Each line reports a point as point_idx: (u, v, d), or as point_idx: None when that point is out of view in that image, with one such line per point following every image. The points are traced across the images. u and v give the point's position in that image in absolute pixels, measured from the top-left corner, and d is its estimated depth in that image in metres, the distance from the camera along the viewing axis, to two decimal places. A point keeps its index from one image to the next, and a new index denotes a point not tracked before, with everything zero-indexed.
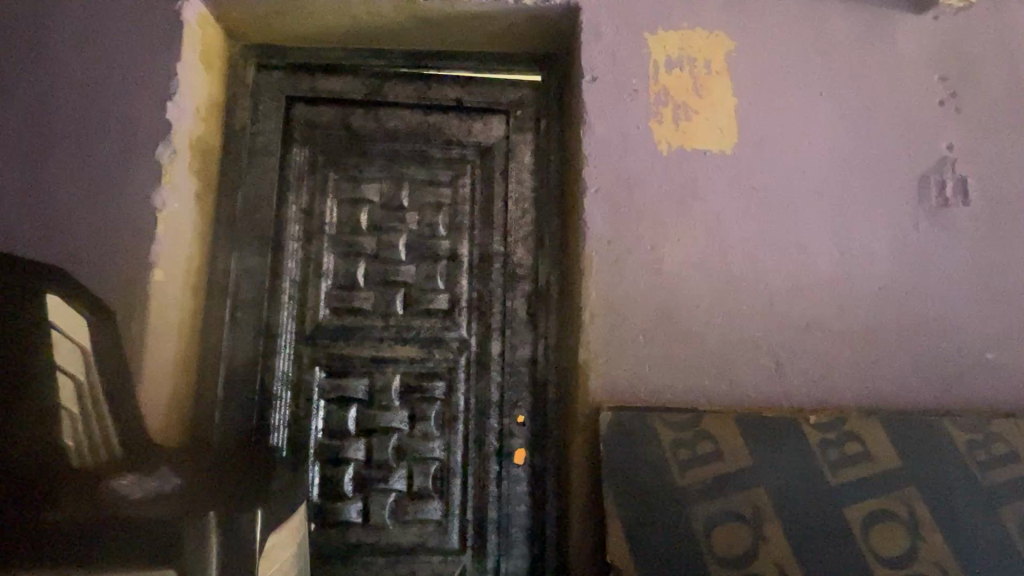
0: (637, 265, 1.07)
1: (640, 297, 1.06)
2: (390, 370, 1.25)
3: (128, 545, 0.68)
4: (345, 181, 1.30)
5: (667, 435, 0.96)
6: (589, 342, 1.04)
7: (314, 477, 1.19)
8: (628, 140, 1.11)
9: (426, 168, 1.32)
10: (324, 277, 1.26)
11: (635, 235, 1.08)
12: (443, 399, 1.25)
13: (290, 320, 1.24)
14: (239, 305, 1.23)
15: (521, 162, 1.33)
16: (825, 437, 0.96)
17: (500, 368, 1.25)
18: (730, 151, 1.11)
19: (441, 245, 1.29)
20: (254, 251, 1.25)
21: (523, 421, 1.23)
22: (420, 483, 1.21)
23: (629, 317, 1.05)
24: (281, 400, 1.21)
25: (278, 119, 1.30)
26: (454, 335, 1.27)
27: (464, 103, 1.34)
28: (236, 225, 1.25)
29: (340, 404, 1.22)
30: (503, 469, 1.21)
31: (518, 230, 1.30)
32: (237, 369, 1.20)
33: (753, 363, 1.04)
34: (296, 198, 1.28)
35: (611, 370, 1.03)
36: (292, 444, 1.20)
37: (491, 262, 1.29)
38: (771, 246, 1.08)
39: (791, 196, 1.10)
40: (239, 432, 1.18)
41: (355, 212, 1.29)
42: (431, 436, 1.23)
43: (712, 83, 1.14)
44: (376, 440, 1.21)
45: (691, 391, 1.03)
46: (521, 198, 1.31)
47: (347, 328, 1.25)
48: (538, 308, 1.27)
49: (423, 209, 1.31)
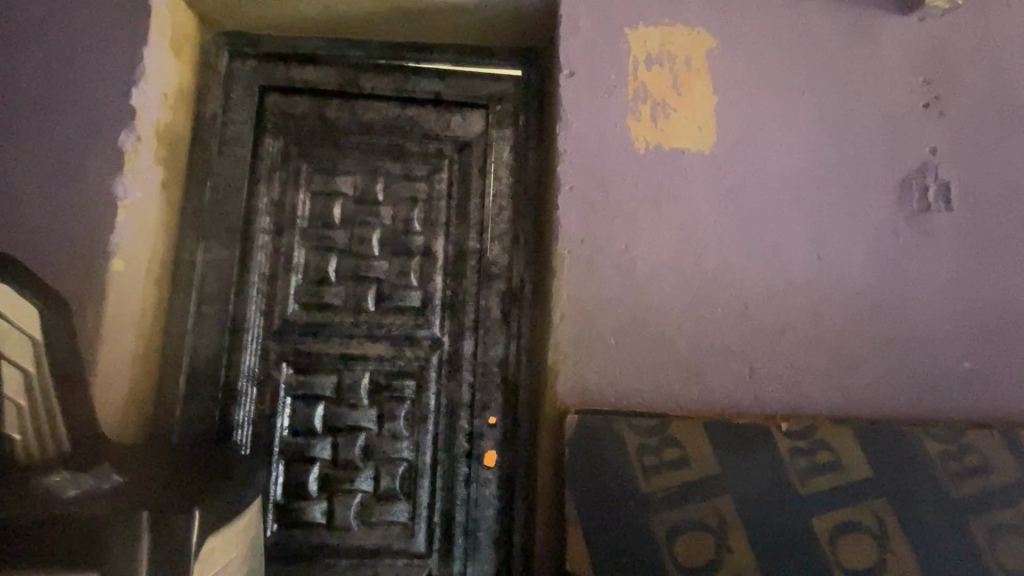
0: (610, 265, 1.04)
1: (612, 298, 1.03)
2: (359, 368, 1.22)
3: (71, 538, 0.67)
4: (319, 174, 1.28)
5: (634, 440, 0.93)
6: (559, 343, 1.01)
7: (278, 477, 1.17)
8: (604, 137, 1.09)
9: (401, 162, 1.30)
10: (294, 272, 1.24)
11: (609, 234, 1.05)
12: (413, 398, 1.22)
13: (257, 315, 1.21)
14: (205, 298, 1.20)
15: (499, 158, 1.30)
16: (795, 445, 0.93)
17: (471, 368, 1.23)
18: (708, 150, 1.09)
19: (415, 242, 1.27)
20: (222, 243, 1.22)
21: (494, 423, 1.20)
22: (387, 484, 1.18)
23: (601, 318, 1.02)
24: (246, 396, 1.18)
25: (251, 109, 1.28)
26: (426, 333, 1.24)
27: (442, 97, 1.32)
28: (204, 216, 1.22)
29: (307, 402, 1.20)
30: (473, 471, 1.18)
31: (495, 227, 1.28)
32: (201, 364, 1.17)
33: (726, 367, 1.02)
34: (268, 190, 1.26)
35: (581, 372, 1.00)
36: (257, 442, 1.17)
37: (466, 260, 1.27)
38: (747, 249, 1.06)
39: (770, 199, 1.08)
40: (201, 428, 1.15)
41: (328, 206, 1.27)
42: (400, 436, 1.20)
43: (691, 80, 1.11)
44: (342, 439, 1.18)
45: (661, 396, 1.00)
46: (498, 195, 1.29)
47: (316, 324, 1.22)
48: (512, 306, 1.24)
49: (398, 203, 1.28)
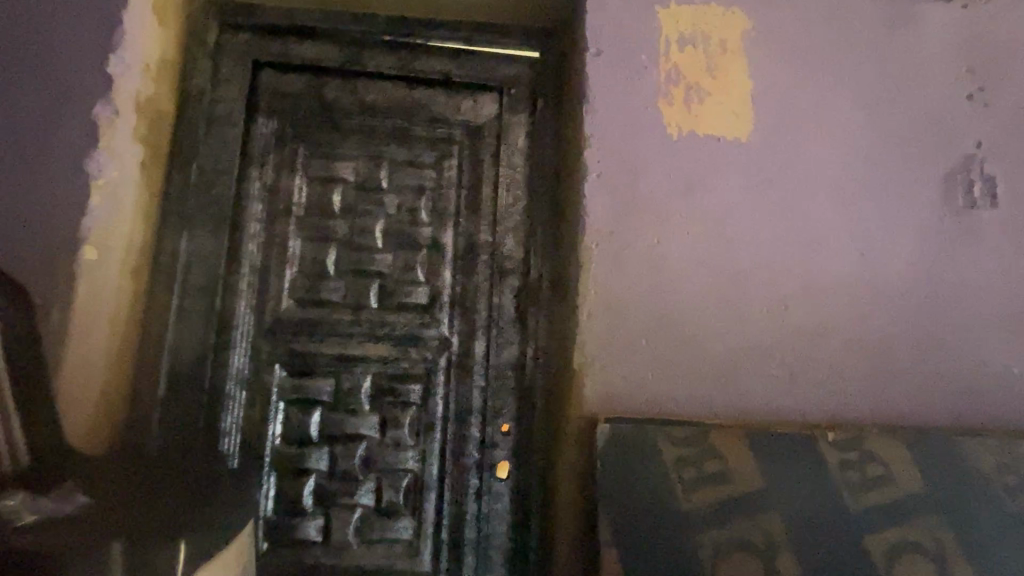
0: (640, 259, 0.96)
1: (643, 296, 0.94)
2: (359, 370, 1.11)
3: None
4: (317, 158, 1.17)
5: (671, 452, 0.84)
6: (585, 344, 0.93)
7: (270, 490, 1.05)
8: (633, 122, 1.01)
9: (407, 147, 1.20)
10: (289, 264, 1.13)
11: (640, 226, 0.97)
12: (419, 403, 1.12)
13: (247, 311, 1.10)
14: (189, 292, 1.08)
15: (513, 145, 1.21)
16: (843, 457, 0.86)
17: (483, 371, 1.13)
18: (743, 138, 1.01)
19: (422, 233, 1.17)
20: (209, 231, 1.10)
21: (508, 431, 1.11)
22: (389, 498, 1.08)
23: (630, 318, 0.94)
24: (234, 401, 1.07)
25: (243, 85, 1.16)
26: (434, 333, 1.14)
27: (453, 78, 1.22)
28: (188, 201, 1.10)
29: (302, 408, 1.09)
30: (484, 484, 1.09)
31: (508, 219, 1.19)
32: (184, 364, 1.06)
33: (766, 372, 0.94)
34: (260, 174, 1.15)
35: (610, 376, 0.91)
36: (246, 451, 1.06)
37: (477, 254, 1.17)
38: (786, 244, 0.98)
39: (810, 191, 1.00)
40: (183, 436, 1.03)
41: (326, 193, 1.16)
42: (404, 445, 1.10)
43: (726, 64, 1.04)
44: (340, 449, 1.08)
45: (697, 403, 0.92)
46: (512, 184, 1.20)
47: (312, 322, 1.11)
48: (527, 304, 1.15)
49: (403, 191, 1.18)
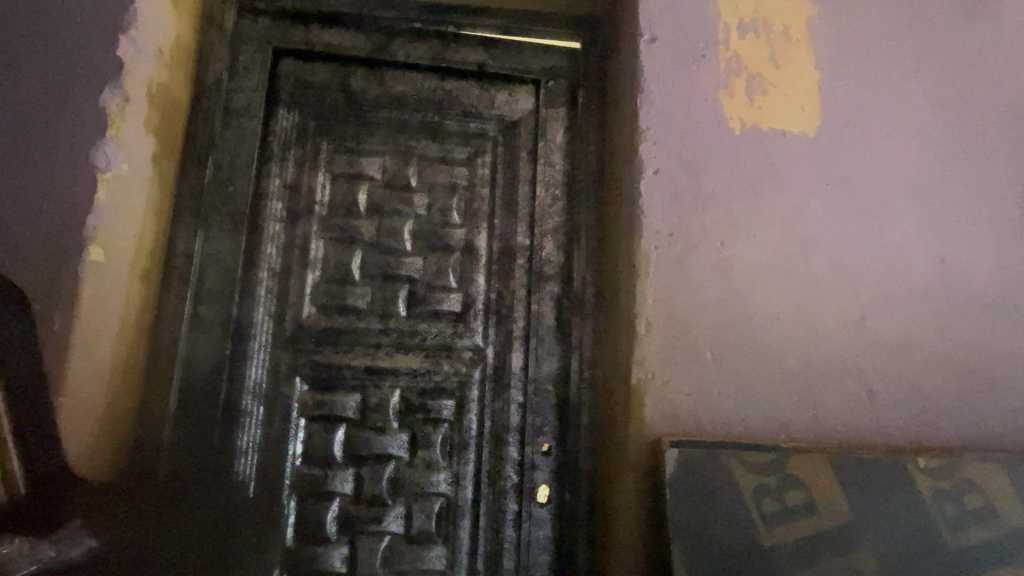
0: (703, 264, 0.87)
1: (707, 305, 0.86)
2: (388, 384, 1.02)
3: None
4: (341, 154, 1.09)
5: (746, 479, 0.76)
6: (644, 357, 0.84)
7: (289, 516, 0.96)
8: (692, 115, 0.92)
9: (438, 143, 1.12)
10: (311, 268, 1.04)
11: (701, 228, 0.88)
12: (452, 420, 1.03)
13: (266, 319, 1.01)
14: (203, 297, 0.98)
15: (551, 142, 1.13)
16: (937, 486, 0.77)
17: (521, 386, 1.04)
18: (811, 132, 0.93)
19: (455, 235, 1.08)
20: (225, 231, 1.01)
21: (548, 450, 1.02)
22: (420, 525, 0.98)
23: (693, 329, 0.85)
24: (250, 418, 0.97)
25: (262, 74, 1.08)
26: (467, 343, 1.05)
27: (487, 69, 1.14)
28: (203, 199, 1.01)
29: (325, 425, 1.00)
30: (524, 509, 0.99)
31: (547, 220, 1.10)
32: (196, 378, 0.96)
33: (842, 389, 0.85)
34: (281, 171, 1.06)
35: (671, 393, 0.83)
36: (264, 472, 0.96)
37: (514, 258, 1.09)
38: (861, 249, 0.90)
39: (885, 191, 0.92)
40: (194, 457, 0.94)
41: (352, 191, 1.08)
42: (436, 466, 1.01)
43: (790, 52, 0.96)
44: (367, 470, 0.99)
45: (767, 423, 0.83)
46: (551, 183, 1.12)
47: (336, 331, 1.03)
48: (569, 313, 1.06)
49: (434, 190, 1.10)
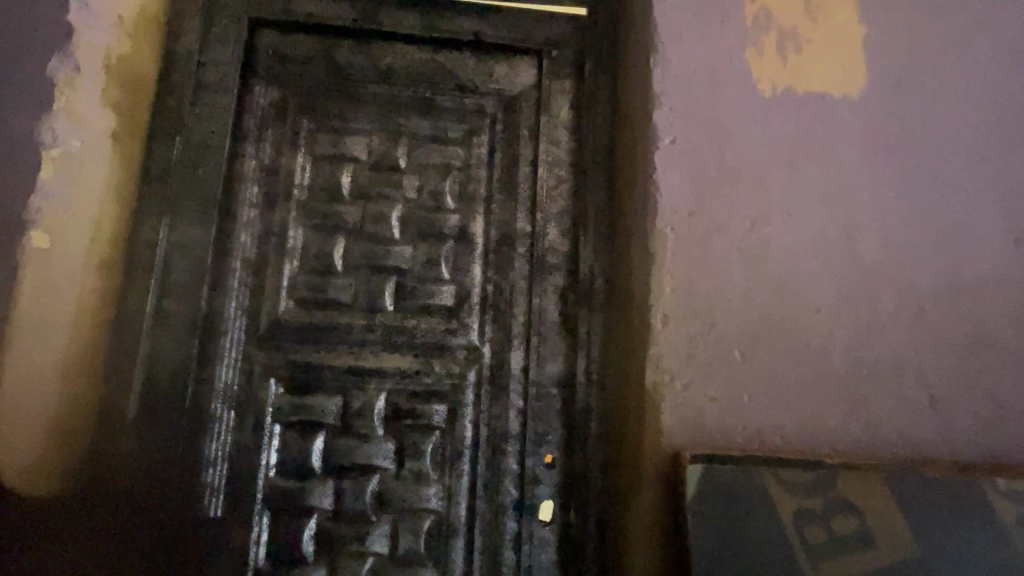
0: (730, 248, 0.75)
1: (735, 295, 0.73)
2: (372, 387, 0.92)
3: None
4: (324, 133, 0.99)
5: (787, 503, 0.63)
6: (661, 357, 0.72)
7: (262, 533, 0.86)
8: (716, 77, 0.80)
9: (431, 120, 1.01)
10: (289, 258, 0.94)
11: (728, 205, 0.76)
12: (444, 427, 0.92)
13: (239, 314, 0.91)
14: (167, 290, 0.88)
15: (556, 118, 1.02)
16: (1021, 513, 0.63)
17: (521, 389, 0.93)
18: (855, 95, 0.80)
19: (448, 222, 0.98)
20: (194, 217, 0.91)
21: (553, 462, 0.90)
22: (408, 545, 0.87)
23: (719, 323, 0.73)
24: (220, 423, 0.88)
25: (238, 47, 0.98)
26: (462, 341, 0.94)
27: (484, 39, 1.03)
28: (170, 181, 0.91)
29: (303, 432, 0.89)
30: (524, 529, 0.88)
31: (551, 204, 0.99)
32: (158, 379, 0.86)
33: (899, 394, 0.72)
34: (258, 152, 0.97)
35: (694, 397, 0.71)
36: (235, 484, 0.87)
37: (514, 246, 0.98)
38: (918, 230, 0.76)
39: (945, 162, 0.79)
40: (156, 469, 0.84)
41: (335, 174, 0.98)
42: (425, 479, 0.90)
43: (829, 5, 0.83)
44: (349, 483, 0.88)
45: (809, 434, 0.70)
46: (555, 163, 1.00)
47: (316, 327, 0.92)
48: (576, 307, 0.95)
49: (426, 172, 0.99)
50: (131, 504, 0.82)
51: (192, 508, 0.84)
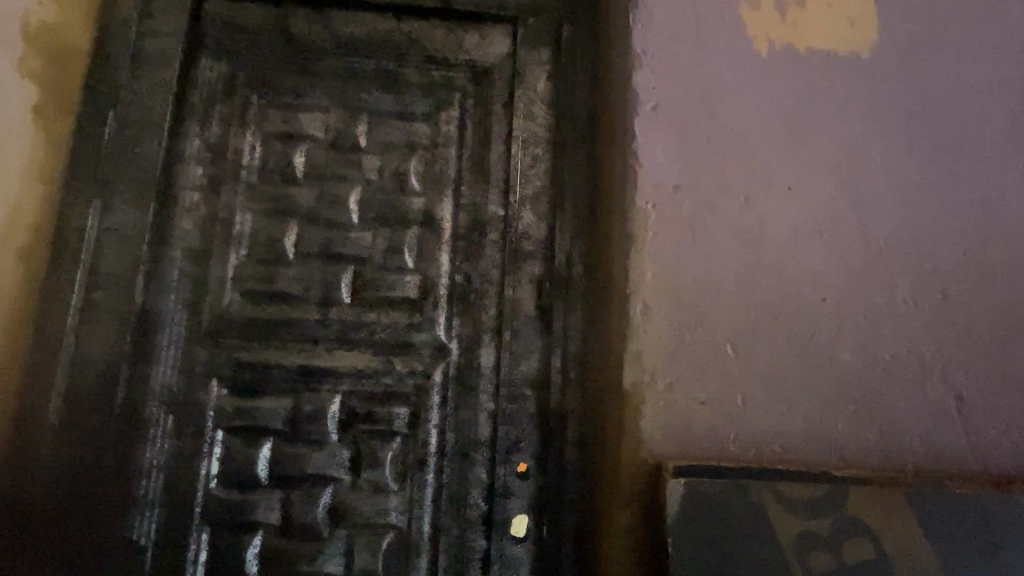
0: (721, 227, 0.65)
1: (728, 281, 0.64)
2: (326, 388, 0.82)
3: None
4: (276, 109, 0.90)
5: (789, 526, 0.53)
6: (641, 352, 0.62)
7: (202, 552, 0.77)
8: (705, 34, 0.70)
9: (394, 94, 0.92)
10: (235, 246, 0.85)
11: (719, 179, 0.66)
12: (406, 433, 0.82)
13: (178, 308, 0.82)
14: (98, 281, 0.80)
15: (532, 90, 0.92)
16: None
17: (492, 390, 0.83)
18: (865, 52, 0.70)
19: (413, 205, 0.88)
20: (128, 201, 0.83)
21: (526, 472, 0.81)
22: (364, 565, 0.78)
23: (708, 313, 0.63)
24: (156, 429, 0.79)
25: (180, 15, 0.89)
26: (426, 337, 0.85)
27: (453, 5, 0.94)
28: (103, 162, 0.83)
29: (248, 439, 0.80)
30: (494, 548, 0.78)
31: (526, 185, 0.89)
32: (86, 380, 0.77)
33: (919, 395, 0.62)
34: (202, 130, 0.88)
35: (679, 399, 0.61)
36: (171, 497, 0.78)
37: (485, 232, 0.88)
38: (940, 205, 0.66)
39: (969, 129, 0.68)
40: (83, 481, 0.76)
41: (287, 154, 0.88)
42: (384, 491, 0.80)
43: None
44: (298, 495, 0.79)
45: (813, 443, 0.60)
46: (531, 140, 0.91)
47: (264, 322, 0.83)
48: (553, 299, 0.85)
49: (388, 151, 0.90)
50: (55, 520, 0.74)
51: (122, 524, 0.76)
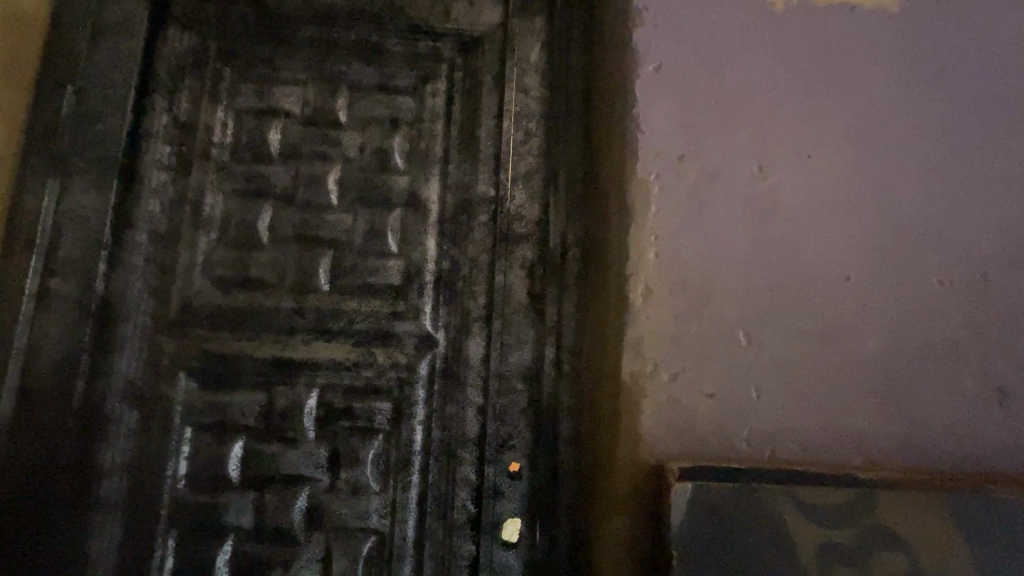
0: (731, 200, 0.58)
1: (738, 259, 0.57)
2: (302, 382, 0.76)
3: None
4: (249, 83, 0.84)
5: (809, 536, 0.47)
6: (641, 340, 0.56)
7: (168, 558, 0.72)
8: None
9: (376, 67, 0.86)
10: (205, 230, 0.79)
11: (728, 146, 0.59)
12: (388, 430, 0.76)
13: (143, 296, 0.77)
14: (55, 267, 0.74)
15: (525, 61, 0.86)
16: None
17: (481, 383, 0.77)
18: (892, 6, 0.63)
19: (396, 185, 0.82)
20: (89, 182, 0.77)
21: (518, 472, 0.74)
22: (342, 572, 0.72)
23: (716, 296, 0.56)
24: (119, 426, 0.73)
25: None
26: (410, 327, 0.78)
27: None
28: (62, 140, 0.77)
29: (218, 436, 0.74)
30: (483, 554, 0.72)
31: (518, 163, 0.82)
32: (43, 373, 0.72)
33: (955, 387, 0.55)
34: (171, 105, 0.82)
35: (683, 392, 0.55)
36: (134, 499, 0.72)
37: (474, 213, 0.82)
38: (975, 174, 0.59)
39: (1009, 91, 0.61)
40: (38, 483, 0.70)
41: (261, 130, 0.82)
42: (364, 492, 0.74)
43: None
44: (272, 497, 0.73)
45: (835, 440, 0.54)
46: (524, 114, 0.84)
47: (235, 311, 0.77)
48: (547, 285, 0.79)
49: (369, 127, 0.84)
50: (7, 525, 0.69)
51: (82, 527, 0.71)
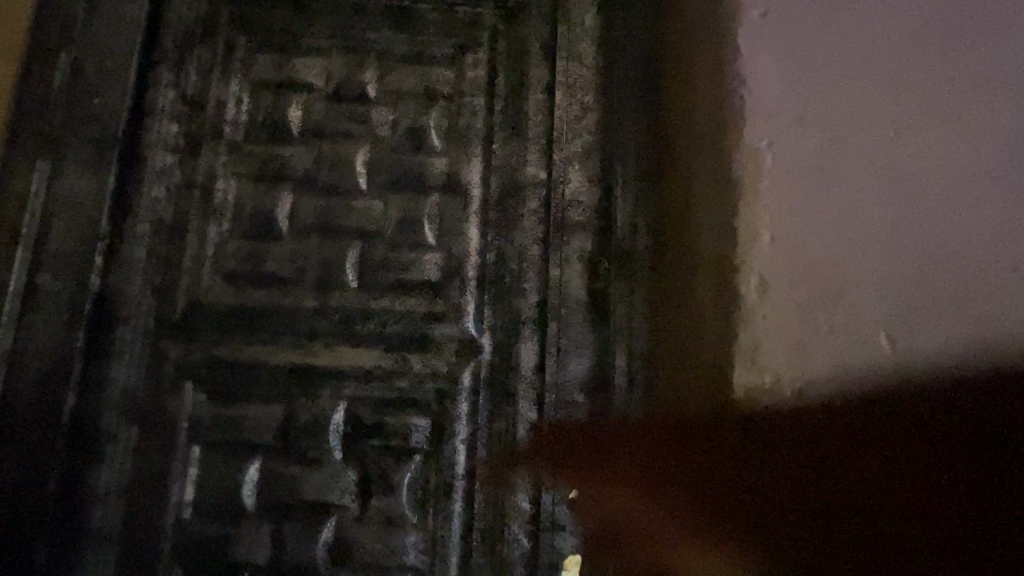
0: (863, 172, 0.47)
1: (876, 244, 0.46)
2: (327, 394, 0.66)
3: None
4: (265, 53, 0.74)
5: None
6: (757, 346, 0.45)
7: None
8: None
9: (409, 34, 0.75)
10: (216, 219, 0.69)
11: (857, 106, 0.48)
12: (426, 449, 0.65)
13: (145, 294, 0.67)
14: (45, 261, 0.65)
15: (579, 26, 0.75)
16: None
17: (535, 396, 0.66)
18: None
19: (433, 167, 0.72)
20: (85, 164, 0.67)
21: None
22: None
23: (850, 291, 0.45)
24: (117, 445, 0.63)
25: None
26: (451, 330, 0.68)
27: None
28: (56, 117, 0.68)
29: (230, 457, 0.64)
30: None
31: (573, 142, 0.72)
32: (29, 383, 0.62)
33: None
34: (177, 78, 0.72)
35: (812, 411, 0.43)
36: (132, 530, 0.62)
37: (523, 199, 0.71)
38: None
39: None
40: (22, 511, 0.60)
41: (280, 106, 0.72)
42: (401, 523, 0.63)
43: None
44: (293, 529, 0.63)
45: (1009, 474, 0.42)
46: (579, 86, 0.73)
47: (250, 312, 0.67)
48: (610, 280, 0.68)
49: (402, 102, 0.73)
50: None
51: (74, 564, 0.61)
